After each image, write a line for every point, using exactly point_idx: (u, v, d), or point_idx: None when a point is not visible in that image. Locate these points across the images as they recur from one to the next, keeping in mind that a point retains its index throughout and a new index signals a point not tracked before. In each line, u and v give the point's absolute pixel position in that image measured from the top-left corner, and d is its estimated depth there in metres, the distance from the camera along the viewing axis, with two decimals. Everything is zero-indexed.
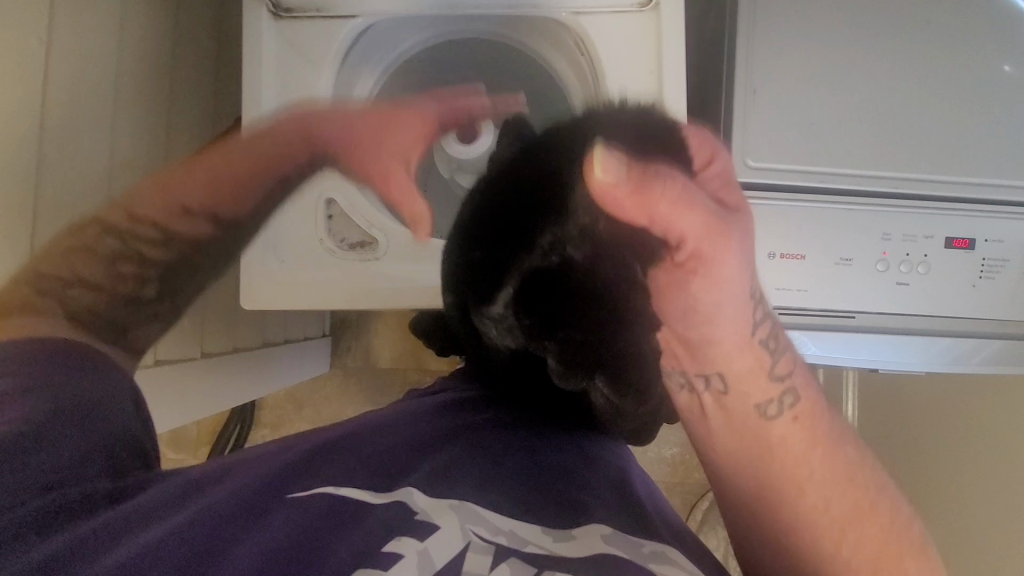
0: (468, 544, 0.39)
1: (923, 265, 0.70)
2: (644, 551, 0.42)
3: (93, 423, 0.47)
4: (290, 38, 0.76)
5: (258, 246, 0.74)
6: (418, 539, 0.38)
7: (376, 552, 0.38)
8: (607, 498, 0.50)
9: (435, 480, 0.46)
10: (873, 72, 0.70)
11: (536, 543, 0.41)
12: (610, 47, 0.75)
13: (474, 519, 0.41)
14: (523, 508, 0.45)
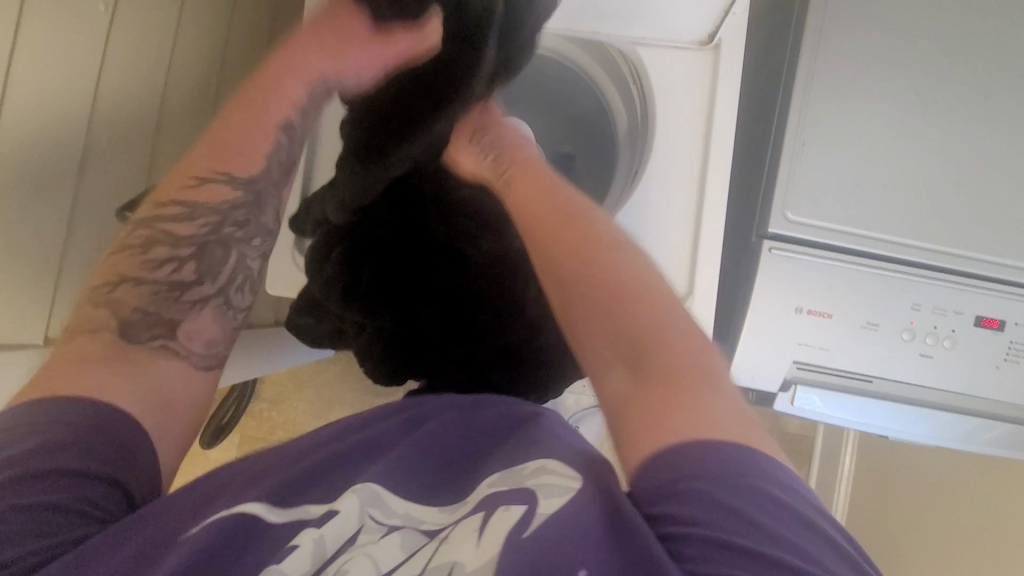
0: (360, 527, 0.41)
1: (949, 339, 0.70)
2: (520, 474, 0.42)
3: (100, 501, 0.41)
4: None
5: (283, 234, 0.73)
6: (315, 526, 0.40)
7: (282, 547, 0.39)
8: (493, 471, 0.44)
9: (310, 485, 0.43)
10: (925, 142, 0.69)
11: (429, 519, 0.42)
12: (665, 83, 0.75)
13: (372, 501, 0.42)
14: (406, 483, 0.44)
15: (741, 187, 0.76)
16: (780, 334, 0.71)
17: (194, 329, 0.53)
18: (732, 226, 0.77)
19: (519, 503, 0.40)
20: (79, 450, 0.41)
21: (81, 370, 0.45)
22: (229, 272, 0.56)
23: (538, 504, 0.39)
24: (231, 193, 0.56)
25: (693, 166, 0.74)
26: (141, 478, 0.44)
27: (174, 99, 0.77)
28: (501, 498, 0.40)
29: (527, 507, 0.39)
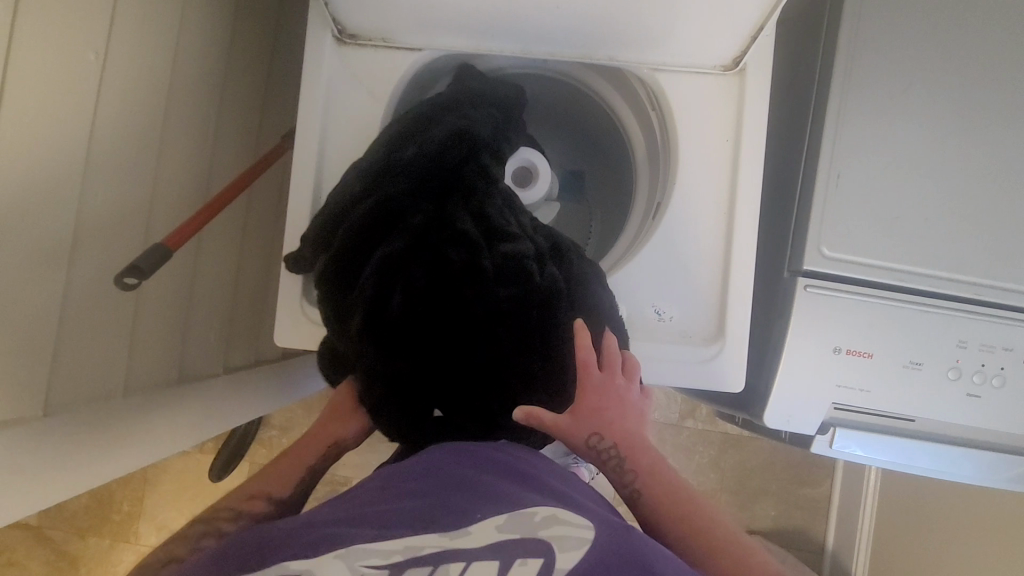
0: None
1: (998, 377, 0.66)
2: (530, 523, 0.44)
3: None
4: (351, 67, 0.71)
5: (290, 283, 0.70)
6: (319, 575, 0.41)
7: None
8: (493, 505, 0.46)
9: (312, 542, 0.43)
10: (967, 169, 0.65)
11: (432, 546, 0.43)
12: (688, 113, 0.70)
13: (362, 554, 0.42)
14: (409, 530, 0.44)
15: (770, 219, 0.72)
16: (818, 376, 0.67)
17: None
18: (762, 260, 0.74)
19: (534, 556, 0.43)
20: None
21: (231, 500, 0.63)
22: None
23: (555, 556, 0.42)
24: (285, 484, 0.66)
25: (721, 200, 0.70)
26: None
27: (173, 144, 0.73)
28: (517, 550, 0.43)
29: (543, 562, 0.42)
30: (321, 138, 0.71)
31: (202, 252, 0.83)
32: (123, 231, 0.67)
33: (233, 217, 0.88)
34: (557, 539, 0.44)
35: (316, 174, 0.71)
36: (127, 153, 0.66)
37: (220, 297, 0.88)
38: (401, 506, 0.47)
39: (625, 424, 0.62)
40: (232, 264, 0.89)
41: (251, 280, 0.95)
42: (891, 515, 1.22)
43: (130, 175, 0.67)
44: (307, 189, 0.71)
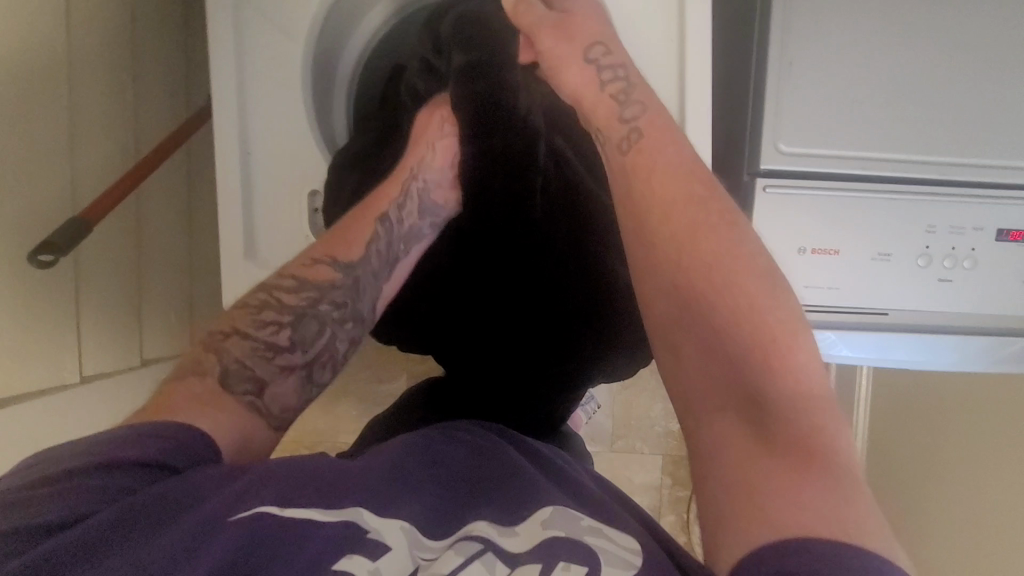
0: (416, 566, 0.43)
1: (970, 259, 0.63)
2: (579, 527, 0.46)
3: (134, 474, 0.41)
4: (259, 7, 0.66)
5: (234, 248, 0.67)
6: (369, 558, 0.42)
7: (364, 539, 0.42)
8: (541, 495, 0.50)
9: (380, 498, 0.46)
10: (927, 38, 0.61)
11: (480, 530, 0.46)
12: (627, 13, 0.65)
13: (420, 538, 0.45)
14: (450, 517, 0.47)
15: (726, 120, 0.69)
16: (785, 279, 0.65)
17: (280, 394, 0.53)
18: (721, 167, 0.70)
19: (579, 559, 0.43)
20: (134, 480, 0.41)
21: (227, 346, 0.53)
22: (320, 349, 0.57)
23: (600, 562, 0.43)
24: (334, 276, 0.60)
25: (671, 106, 0.66)
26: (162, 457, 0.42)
27: (85, 120, 0.69)
28: (562, 551, 0.44)
29: (589, 566, 0.43)
30: (240, 89, 0.67)
31: (145, 230, 0.79)
32: (43, 213, 0.63)
33: (174, 190, 0.84)
34: (603, 550, 0.44)
35: (241, 129, 0.67)
36: (31, 132, 0.62)
37: (176, 275, 0.86)
38: (450, 494, 0.50)
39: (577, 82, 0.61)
40: (184, 239, 0.86)
41: (208, 254, 0.92)
42: (883, 416, 1.23)
43: (40, 155, 0.63)
44: (235, 148, 0.67)
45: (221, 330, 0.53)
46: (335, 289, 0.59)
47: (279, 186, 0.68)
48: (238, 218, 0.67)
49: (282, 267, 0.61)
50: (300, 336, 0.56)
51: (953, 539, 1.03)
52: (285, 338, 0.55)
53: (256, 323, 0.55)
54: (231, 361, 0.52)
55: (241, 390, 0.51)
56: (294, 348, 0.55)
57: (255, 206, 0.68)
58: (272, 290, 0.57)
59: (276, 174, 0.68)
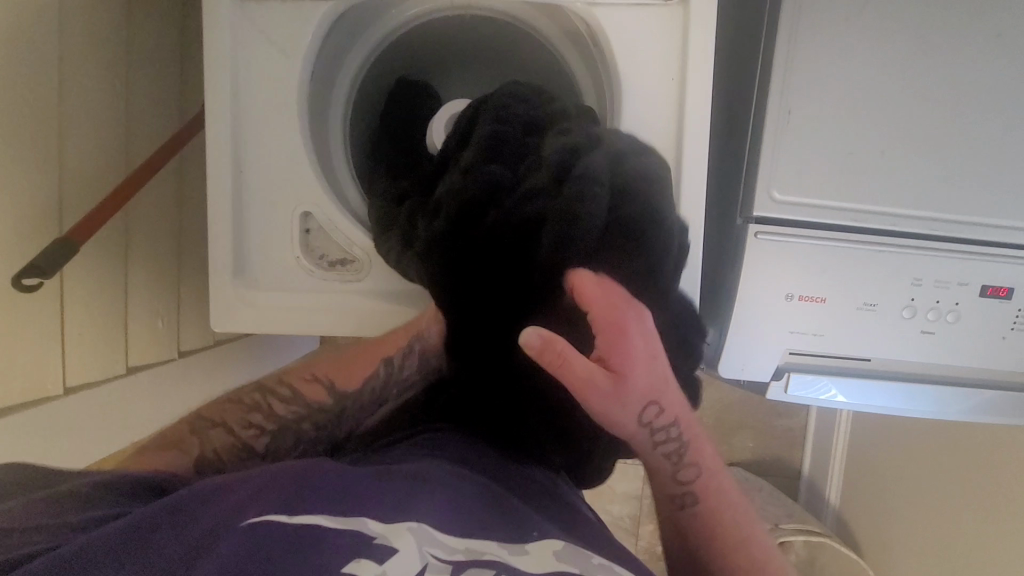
0: (425, 564, 0.37)
1: (953, 313, 0.64)
2: (590, 562, 0.42)
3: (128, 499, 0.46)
4: (256, 23, 0.65)
5: (223, 267, 0.67)
6: (377, 561, 0.36)
7: (371, 547, 0.37)
8: (544, 523, 0.46)
9: (391, 506, 0.41)
10: (925, 94, 0.61)
11: (491, 551, 0.40)
12: (628, 49, 0.65)
13: (429, 541, 0.39)
14: (464, 527, 0.42)
15: (722, 162, 0.69)
16: (772, 324, 0.66)
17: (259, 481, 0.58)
18: (714, 206, 0.71)
19: None
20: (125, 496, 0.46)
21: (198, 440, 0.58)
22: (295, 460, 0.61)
23: None
24: (306, 412, 0.61)
25: (669, 145, 0.66)
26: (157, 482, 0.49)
27: (75, 129, 0.67)
28: None
29: None
30: (234, 107, 0.66)
31: (133, 238, 0.78)
32: (28, 226, 0.62)
33: (163, 197, 0.83)
34: None
35: (234, 147, 0.66)
36: (18, 144, 0.60)
37: (164, 281, 0.85)
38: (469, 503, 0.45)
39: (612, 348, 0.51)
40: (172, 245, 0.86)
41: (196, 259, 0.91)
42: (861, 441, 1.25)
43: (27, 167, 0.61)
44: (227, 166, 0.66)
45: (211, 418, 0.59)
46: (320, 415, 0.62)
47: (272, 205, 0.67)
48: (228, 236, 0.67)
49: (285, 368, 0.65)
50: (278, 445, 0.60)
51: (922, 567, 1.05)
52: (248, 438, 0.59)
53: (232, 431, 0.59)
54: (209, 451, 0.57)
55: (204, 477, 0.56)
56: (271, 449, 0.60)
57: (246, 226, 0.67)
58: (240, 414, 0.60)
59: (269, 194, 0.67)
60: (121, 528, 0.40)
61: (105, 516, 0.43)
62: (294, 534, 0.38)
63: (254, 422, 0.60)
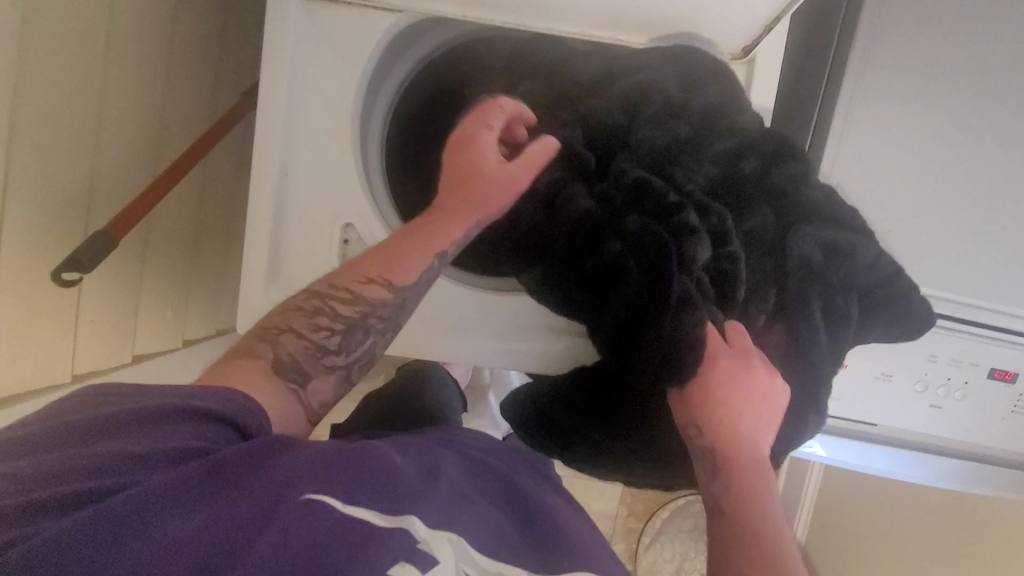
0: None
1: (961, 390, 0.68)
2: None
3: (178, 433, 0.38)
4: (321, 24, 0.63)
5: (256, 269, 0.65)
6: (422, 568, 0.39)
7: (418, 549, 0.40)
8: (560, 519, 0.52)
9: (438, 507, 0.45)
10: (975, 182, 0.62)
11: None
12: None
13: (465, 557, 0.43)
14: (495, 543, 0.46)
15: None
16: None
17: (319, 392, 0.51)
18: None
19: None
20: (167, 425, 0.38)
21: (259, 361, 0.48)
22: (361, 357, 0.55)
23: None
24: (388, 296, 0.55)
25: None
26: (238, 413, 0.41)
27: (116, 108, 0.64)
28: None
29: None
30: (288, 107, 0.64)
31: (155, 221, 0.75)
32: (59, 208, 0.59)
33: (187, 182, 0.79)
34: None
35: (283, 148, 0.64)
36: (61, 124, 0.57)
37: (177, 266, 0.81)
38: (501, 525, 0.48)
39: (738, 407, 0.55)
40: (190, 227, 0.82)
41: (209, 247, 0.88)
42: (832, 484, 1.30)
43: (65, 148, 0.58)
44: (272, 166, 0.64)
45: (275, 324, 0.51)
46: (388, 306, 0.56)
47: (313, 212, 0.66)
48: (265, 237, 0.65)
49: (334, 271, 0.56)
50: (346, 343, 0.54)
51: None
52: (330, 339, 0.52)
53: (308, 330, 0.52)
54: (286, 356, 0.50)
55: (289, 379, 0.49)
56: (338, 356, 0.53)
57: (284, 229, 0.66)
58: (297, 320, 0.52)
59: (312, 200, 0.66)
60: (139, 493, 0.34)
61: (130, 459, 0.36)
62: (339, 527, 0.39)
63: (322, 319, 0.52)
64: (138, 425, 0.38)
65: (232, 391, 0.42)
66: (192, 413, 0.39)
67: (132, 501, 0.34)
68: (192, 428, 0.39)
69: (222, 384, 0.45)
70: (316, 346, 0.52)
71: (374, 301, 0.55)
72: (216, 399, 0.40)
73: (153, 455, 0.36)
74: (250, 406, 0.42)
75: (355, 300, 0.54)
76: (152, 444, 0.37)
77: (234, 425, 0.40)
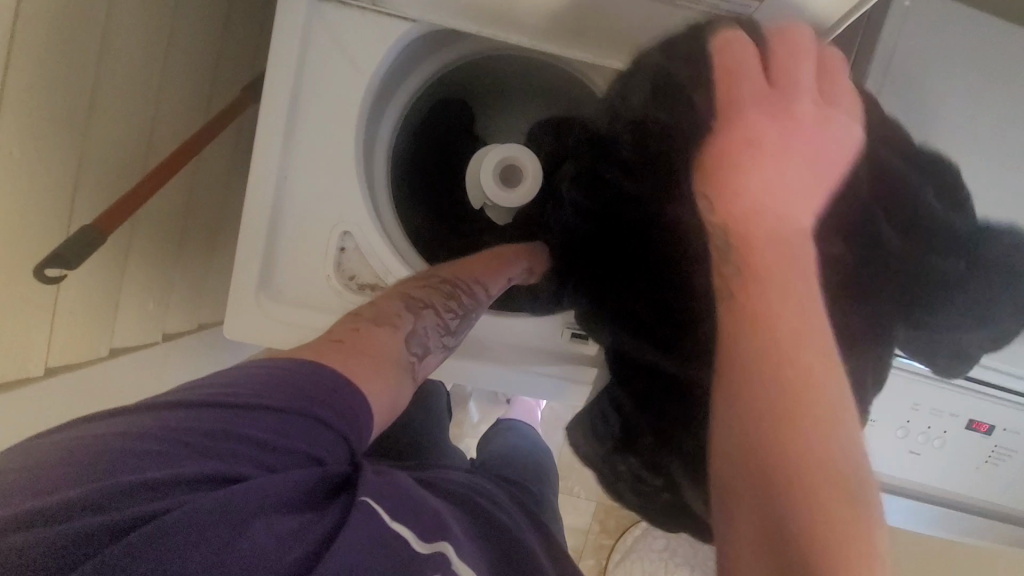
0: None
1: (939, 439, 0.69)
2: None
3: (259, 424, 0.36)
4: (332, 28, 0.61)
5: (247, 274, 0.63)
6: None
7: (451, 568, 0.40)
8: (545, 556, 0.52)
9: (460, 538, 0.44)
10: None
11: None
12: None
13: None
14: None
15: None
16: None
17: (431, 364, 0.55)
18: None
19: None
20: (238, 418, 0.36)
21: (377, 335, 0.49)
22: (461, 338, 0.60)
23: None
24: (484, 296, 0.63)
25: None
26: (322, 403, 0.39)
27: (110, 96, 0.62)
28: None
29: None
30: (292, 109, 0.62)
31: (142, 211, 0.72)
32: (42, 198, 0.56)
33: (179, 173, 0.77)
34: None
35: (283, 150, 0.63)
36: (51, 111, 0.55)
37: (161, 259, 0.78)
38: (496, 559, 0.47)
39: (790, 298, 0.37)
40: (177, 219, 0.80)
41: (195, 239, 0.85)
42: None
43: (53, 136, 0.56)
44: (271, 169, 0.62)
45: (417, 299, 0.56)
46: (476, 305, 0.62)
47: (311, 218, 0.64)
48: (259, 241, 0.63)
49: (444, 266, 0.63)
50: (457, 326, 0.59)
51: None
52: (448, 318, 0.58)
53: (434, 305, 0.57)
54: (420, 330, 0.54)
55: (415, 352, 0.52)
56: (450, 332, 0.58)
57: (279, 233, 0.64)
58: (420, 296, 0.57)
59: (311, 205, 0.64)
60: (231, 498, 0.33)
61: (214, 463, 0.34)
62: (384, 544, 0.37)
63: (441, 301, 0.58)
64: (211, 417, 0.35)
65: (344, 376, 0.41)
66: (268, 404, 0.37)
67: (224, 506, 0.32)
68: (265, 418, 0.36)
69: (358, 358, 0.45)
70: (439, 324, 0.57)
71: (477, 301, 0.62)
72: (287, 390, 0.38)
73: (231, 450, 0.35)
74: (343, 387, 0.40)
75: (463, 297, 0.60)
76: (230, 446, 0.35)
77: (305, 415, 0.37)
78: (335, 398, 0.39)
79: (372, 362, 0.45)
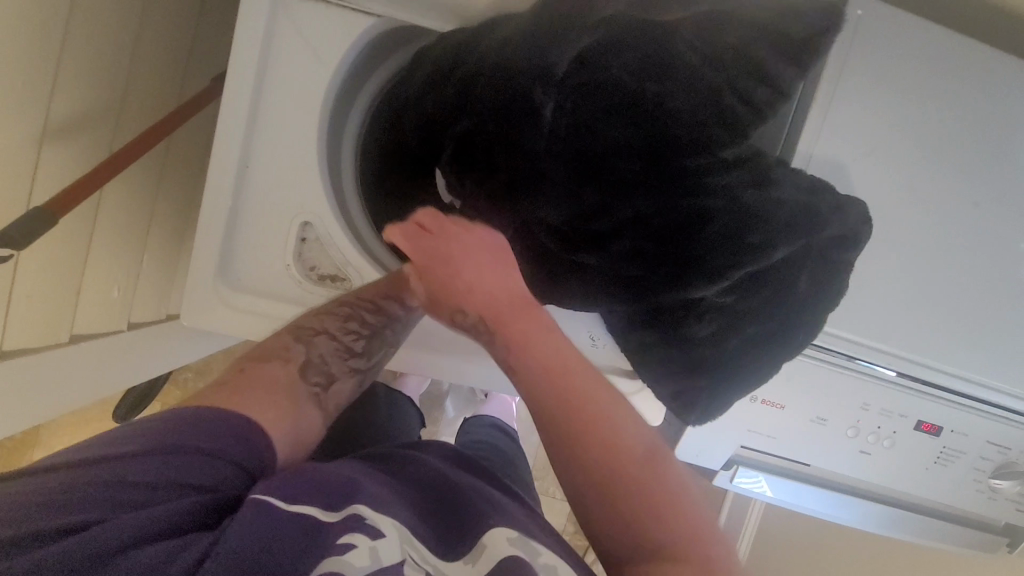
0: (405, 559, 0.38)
1: (889, 439, 0.70)
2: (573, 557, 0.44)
3: (173, 463, 0.40)
4: (295, 21, 0.62)
5: (207, 260, 0.64)
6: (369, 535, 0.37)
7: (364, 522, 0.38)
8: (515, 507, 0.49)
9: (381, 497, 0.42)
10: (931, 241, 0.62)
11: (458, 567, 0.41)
12: None
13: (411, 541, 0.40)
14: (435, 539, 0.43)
15: None
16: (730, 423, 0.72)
17: (341, 391, 0.59)
18: None
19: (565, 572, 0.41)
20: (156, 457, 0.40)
21: (258, 373, 0.52)
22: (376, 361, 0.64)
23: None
24: (395, 313, 0.64)
25: None
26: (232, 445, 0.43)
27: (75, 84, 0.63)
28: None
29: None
30: (254, 100, 0.63)
31: (105, 198, 0.73)
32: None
33: (145, 162, 0.77)
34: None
35: (244, 141, 0.63)
36: None
37: (126, 247, 0.79)
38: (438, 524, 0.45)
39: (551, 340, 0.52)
40: (144, 207, 0.80)
41: (163, 228, 0.85)
42: None
43: None
44: (231, 158, 0.63)
45: (311, 327, 0.59)
46: (392, 324, 0.64)
47: (271, 208, 0.65)
48: (219, 228, 0.64)
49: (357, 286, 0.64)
50: (369, 347, 0.63)
51: None
52: (353, 342, 0.61)
53: (337, 330, 0.60)
54: (316, 356, 0.57)
55: (313, 382, 0.56)
56: (360, 356, 0.62)
57: (238, 221, 0.65)
58: (321, 323, 0.60)
59: (271, 196, 0.65)
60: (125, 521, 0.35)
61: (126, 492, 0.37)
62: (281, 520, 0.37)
63: (345, 326, 0.61)
64: (132, 459, 0.39)
65: (229, 415, 0.44)
66: (180, 446, 0.41)
67: (123, 530, 0.35)
68: (179, 460, 0.40)
69: (244, 398, 0.48)
70: (342, 351, 0.60)
71: (391, 321, 0.64)
72: (209, 429, 0.43)
73: (143, 483, 0.38)
74: (217, 425, 0.43)
75: (369, 318, 0.62)
76: (144, 479, 0.38)
77: (220, 456, 0.41)
78: (211, 427, 0.43)
79: (268, 399, 0.49)
